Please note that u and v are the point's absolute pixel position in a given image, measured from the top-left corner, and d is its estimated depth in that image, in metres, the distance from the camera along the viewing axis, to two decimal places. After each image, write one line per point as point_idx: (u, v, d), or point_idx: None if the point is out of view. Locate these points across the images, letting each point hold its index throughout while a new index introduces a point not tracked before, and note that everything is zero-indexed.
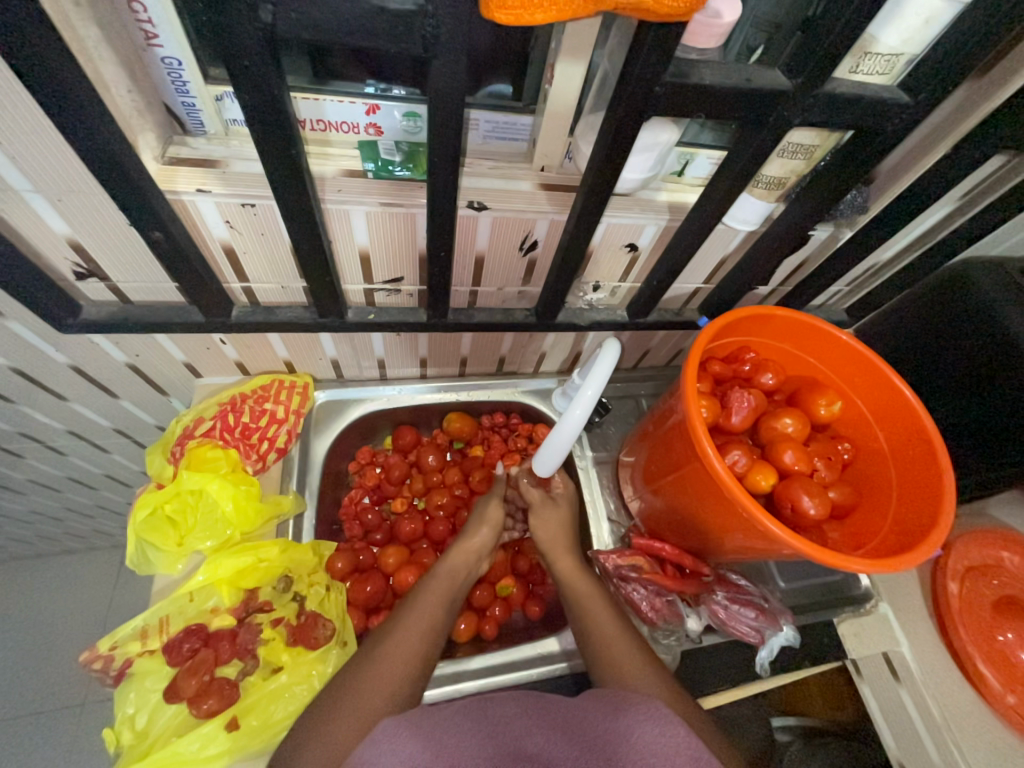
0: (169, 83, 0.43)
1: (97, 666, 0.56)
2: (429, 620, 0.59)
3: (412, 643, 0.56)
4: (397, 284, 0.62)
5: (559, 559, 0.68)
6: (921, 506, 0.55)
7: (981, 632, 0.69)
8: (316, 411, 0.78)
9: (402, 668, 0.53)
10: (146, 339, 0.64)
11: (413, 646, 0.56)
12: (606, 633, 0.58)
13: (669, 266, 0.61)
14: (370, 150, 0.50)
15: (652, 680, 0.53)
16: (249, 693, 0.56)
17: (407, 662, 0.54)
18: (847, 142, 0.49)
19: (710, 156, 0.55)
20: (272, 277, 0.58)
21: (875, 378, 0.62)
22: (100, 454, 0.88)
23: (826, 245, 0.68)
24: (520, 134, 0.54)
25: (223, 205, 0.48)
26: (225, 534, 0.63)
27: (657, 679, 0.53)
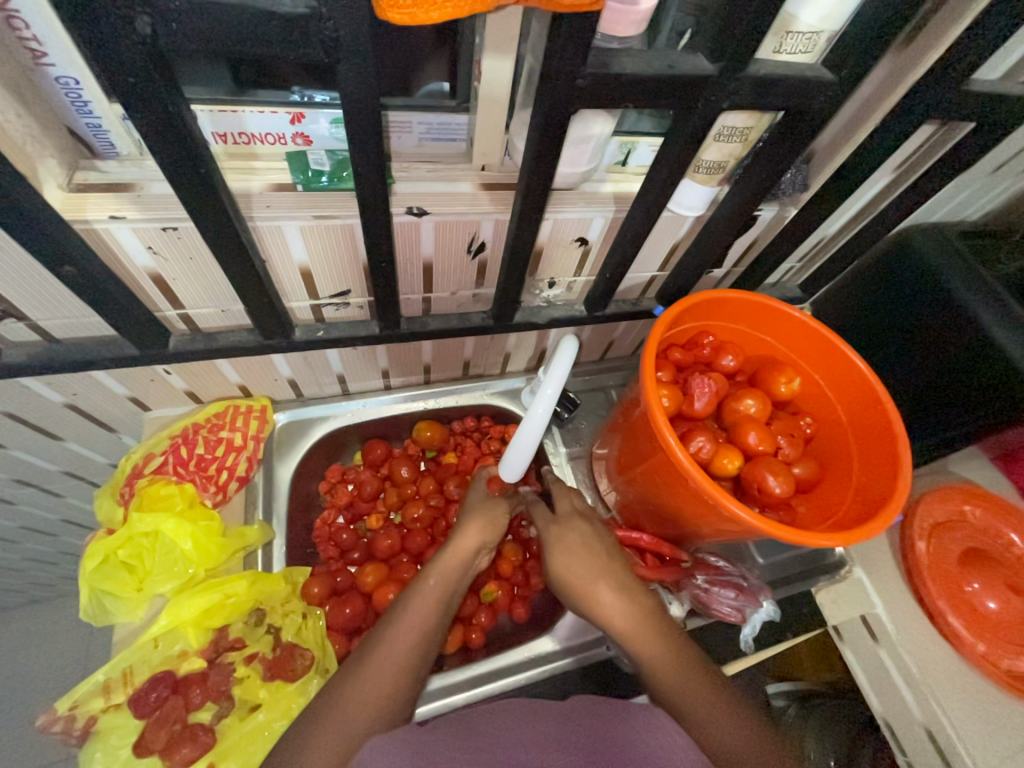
0: (69, 105, 0.40)
1: (58, 728, 0.52)
2: (417, 630, 0.52)
3: (401, 656, 0.50)
4: (345, 297, 0.60)
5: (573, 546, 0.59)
6: (881, 474, 0.57)
7: (950, 585, 0.71)
8: (277, 433, 0.75)
9: (387, 687, 0.47)
10: (82, 377, 0.60)
11: (399, 660, 0.49)
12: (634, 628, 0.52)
13: (621, 258, 0.61)
14: (298, 162, 0.47)
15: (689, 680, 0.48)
16: (226, 735, 0.54)
17: (394, 678, 0.48)
18: (779, 122, 0.49)
19: (651, 144, 0.55)
20: (210, 301, 0.55)
21: (830, 352, 0.63)
22: (52, 500, 0.84)
23: (774, 224, 0.69)
24: (457, 134, 0.53)
25: (142, 231, 0.45)
26: (187, 573, 0.60)
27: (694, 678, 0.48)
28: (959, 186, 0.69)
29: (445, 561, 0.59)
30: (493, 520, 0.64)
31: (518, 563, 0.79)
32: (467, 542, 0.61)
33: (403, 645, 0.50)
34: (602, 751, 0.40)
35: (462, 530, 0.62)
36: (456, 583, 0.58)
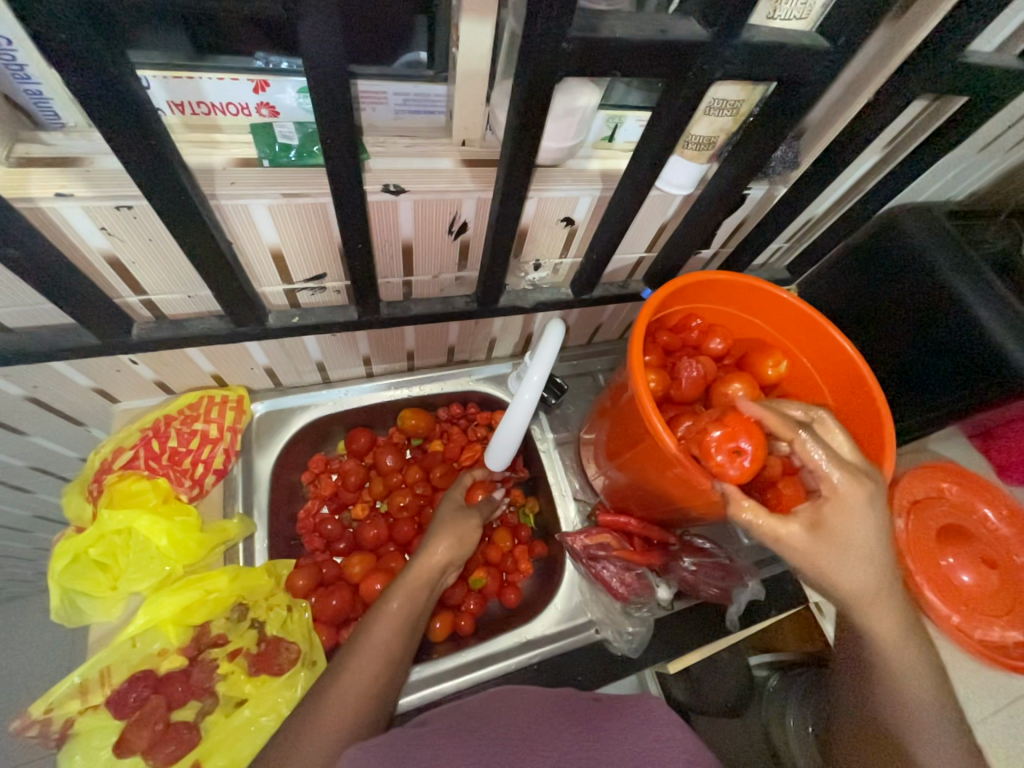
0: (4, 69, 0.36)
1: (34, 732, 0.51)
2: (381, 648, 0.54)
3: (367, 676, 0.52)
4: (321, 281, 0.57)
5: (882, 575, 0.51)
6: (868, 456, 0.57)
7: (928, 560, 0.72)
8: (256, 424, 0.73)
9: (353, 707, 0.49)
10: (42, 369, 0.57)
11: (365, 679, 0.51)
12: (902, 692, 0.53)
13: (609, 238, 0.59)
14: (263, 136, 0.44)
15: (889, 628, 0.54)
16: (211, 732, 0.53)
17: (358, 701, 0.50)
18: (772, 95, 0.47)
19: (639, 118, 0.52)
20: (175, 287, 0.52)
21: (818, 335, 0.63)
22: (20, 496, 0.80)
23: (763, 204, 0.67)
24: (436, 107, 0.50)
25: (94, 209, 0.41)
26: (164, 571, 0.58)
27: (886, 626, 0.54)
28: (948, 164, 0.68)
29: (410, 580, 0.60)
30: (463, 530, 0.66)
31: (507, 549, 0.78)
32: (434, 559, 0.62)
33: (369, 666, 0.52)
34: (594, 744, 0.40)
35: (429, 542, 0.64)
36: (421, 601, 0.59)
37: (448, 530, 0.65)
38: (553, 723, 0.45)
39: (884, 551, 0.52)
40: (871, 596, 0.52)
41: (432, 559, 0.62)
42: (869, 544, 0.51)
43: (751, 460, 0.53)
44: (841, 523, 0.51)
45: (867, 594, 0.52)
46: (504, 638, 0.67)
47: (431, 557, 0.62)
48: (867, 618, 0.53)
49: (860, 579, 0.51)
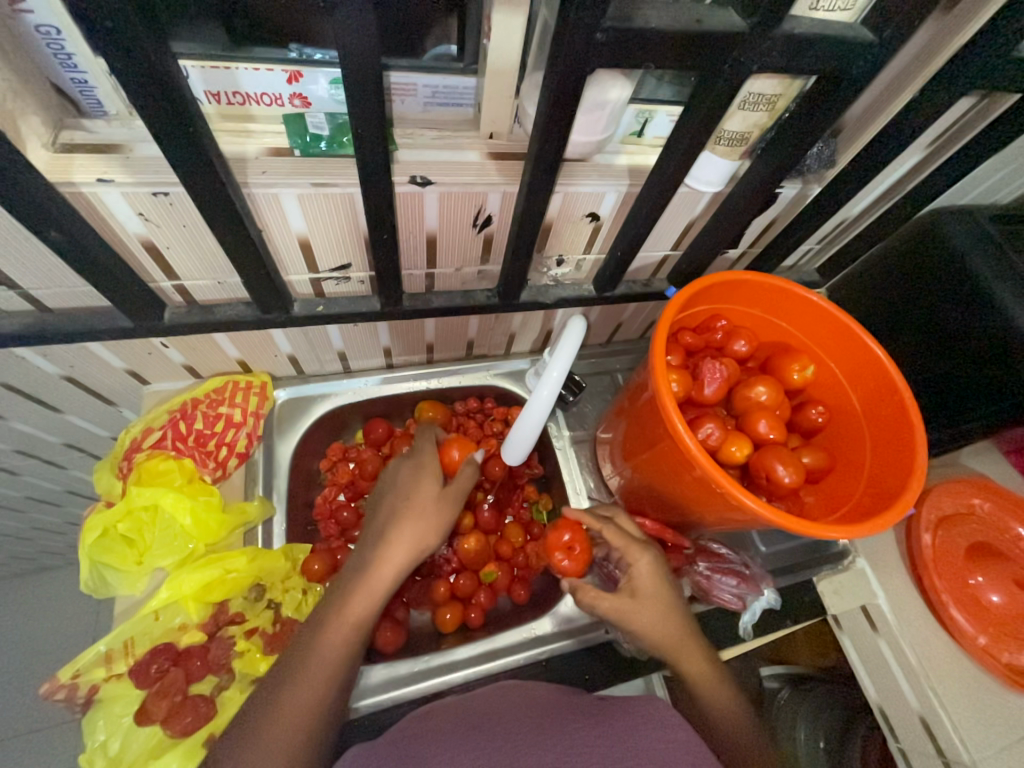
0: (52, 58, 0.37)
1: (62, 695, 0.53)
2: (327, 664, 0.49)
3: (319, 680, 0.48)
4: (345, 271, 0.58)
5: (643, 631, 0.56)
6: (895, 467, 0.55)
7: (954, 578, 0.70)
8: (278, 409, 0.74)
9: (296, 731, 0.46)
10: (77, 349, 0.59)
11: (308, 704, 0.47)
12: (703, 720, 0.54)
13: (634, 235, 0.58)
14: (297, 125, 0.45)
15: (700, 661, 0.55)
16: (226, 707, 0.55)
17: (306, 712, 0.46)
18: (811, 89, 0.46)
19: (669, 113, 0.51)
20: (205, 272, 0.53)
21: (848, 340, 0.61)
22: (55, 471, 0.84)
23: (795, 202, 0.65)
24: (464, 99, 0.49)
25: (132, 195, 0.43)
26: (187, 548, 0.60)
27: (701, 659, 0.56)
28: (995, 165, 0.65)
29: (363, 589, 0.52)
30: (422, 523, 0.57)
31: (519, 544, 0.78)
32: (388, 565, 0.54)
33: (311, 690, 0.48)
34: None
35: (384, 541, 0.55)
36: (371, 613, 0.52)
37: (409, 524, 0.56)
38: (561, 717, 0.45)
39: (680, 597, 0.57)
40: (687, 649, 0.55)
41: (388, 564, 0.54)
42: (665, 593, 0.57)
43: (579, 553, 0.66)
44: (642, 579, 0.57)
45: (675, 640, 0.55)
46: (507, 633, 0.67)
47: (383, 561, 0.54)
48: (681, 662, 0.55)
49: (675, 631, 0.55)
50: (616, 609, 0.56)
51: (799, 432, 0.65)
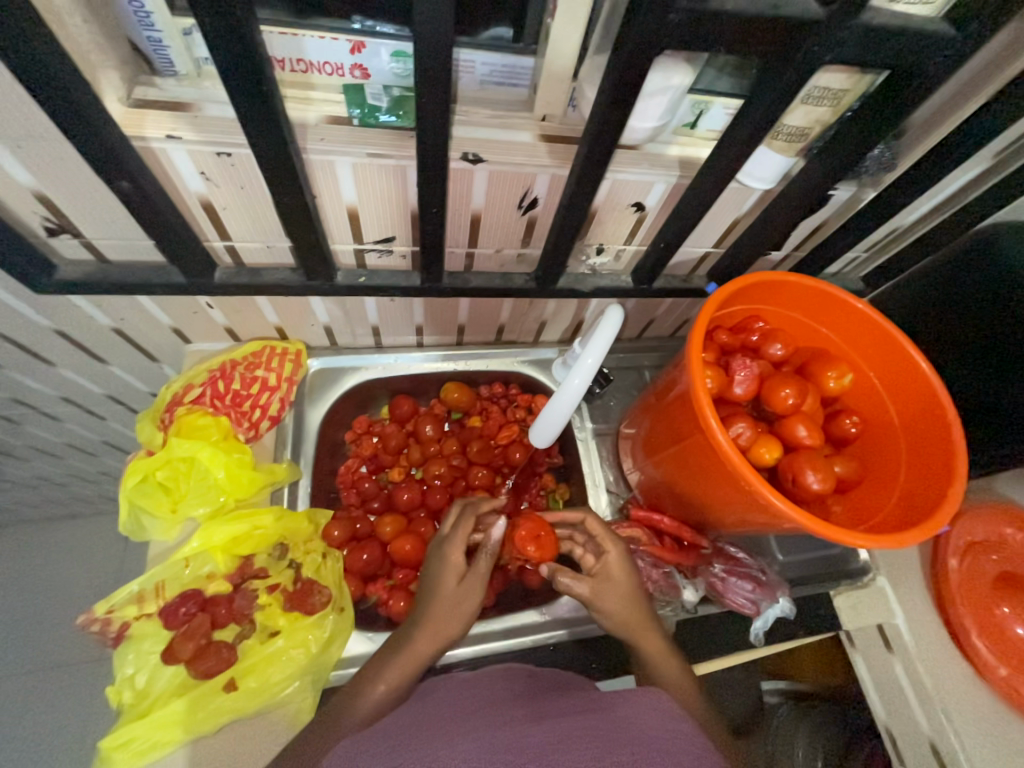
0: (132, 17, 0.38)
1: (96, 628, 0.56)
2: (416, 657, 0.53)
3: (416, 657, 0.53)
4: (389, 244, 0.59)
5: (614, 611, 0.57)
6: (932, 484, 0.54)
7: (979, 606, 0.68)
8: (310, 378, 0.76)
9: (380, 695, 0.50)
10: (128, 301, 0.61)
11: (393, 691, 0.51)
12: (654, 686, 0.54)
13: (679, 228, 0.58)
14: (356, 96, 0.46)
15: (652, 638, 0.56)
16: (247, 655, 0.57)
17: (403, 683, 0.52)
18: (881, 85, 0.44)
19: (726, 105, 0.50)
20: (256, 235, 0.55)
21: (891, 349, 0.59)
22: (95, 421, 0.88)
23: (847, 206, 0.63)
24: (519, 79, 0.49)
25: (196, 154, 0.44)
26: (218, 501, 0.63)
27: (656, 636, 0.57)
28: None
29: (427, 635, 0.54)
30: (468, 600, 0.56)
31: None
32: (449, 618, 0.55)
33: (406, 653, 0.53)
34: (614, 735, 0.38)
35: (437, 606, 0.55)
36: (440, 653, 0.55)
37: (449, 605, 0.55)
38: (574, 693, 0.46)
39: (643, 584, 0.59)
40: (639, 628, 0.57)
41: (445, 617, 0.55)
42: (628, 580, 0.58)
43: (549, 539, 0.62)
44: (611, 565, 0.59)
45: (635, 621, 0.57)
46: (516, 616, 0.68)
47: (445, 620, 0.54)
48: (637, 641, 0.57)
49: (630, 610, 0.57)
50: (587, 589, 0.57)
51: (830, 441, 0.64)
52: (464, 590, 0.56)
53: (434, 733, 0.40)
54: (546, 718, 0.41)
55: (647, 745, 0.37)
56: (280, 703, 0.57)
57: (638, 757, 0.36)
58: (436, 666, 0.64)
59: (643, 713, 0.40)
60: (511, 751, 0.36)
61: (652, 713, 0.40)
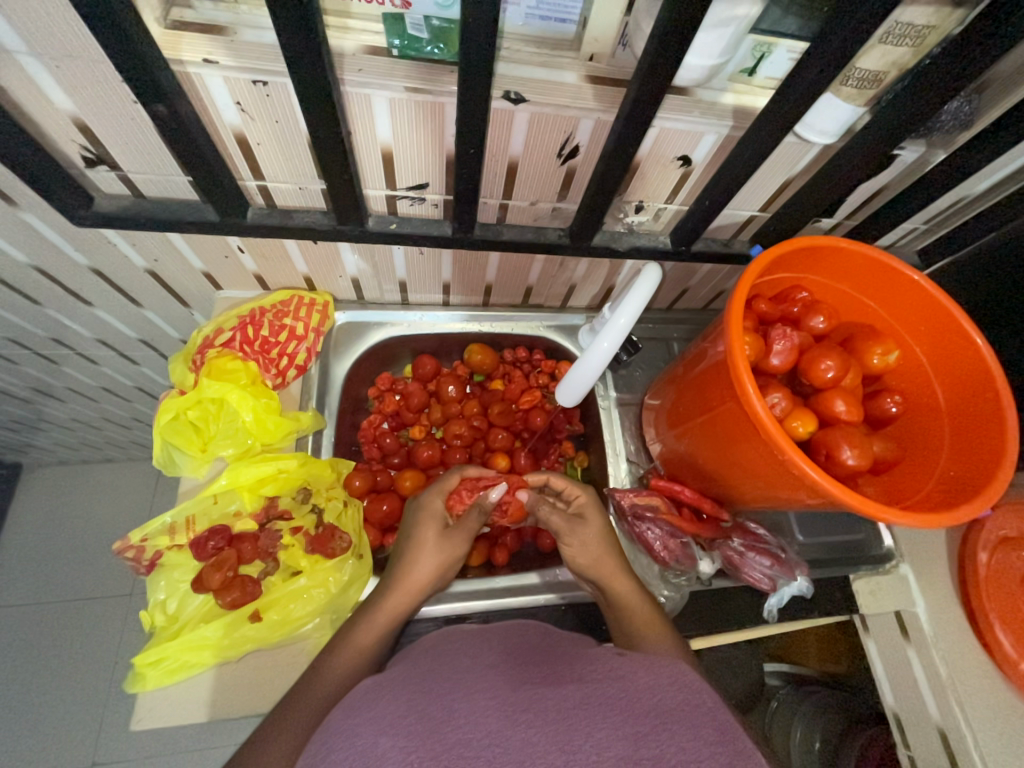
0: None
1: (130, 555, 0.59)
2: (361, 645, 0.53)
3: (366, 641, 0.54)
4: (422, 191, 0.58)
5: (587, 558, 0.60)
6: (977, 468, 0.51)
7: (1004, 602, 0.66)
8: (336, 331, 0.76)
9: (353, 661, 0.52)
10: (161, 240, 0.61)
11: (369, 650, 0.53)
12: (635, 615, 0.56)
13: (726, 184, 0.54)
14: (395, 26, 0.43)
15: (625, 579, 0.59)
16: (271, 591, 0.59)
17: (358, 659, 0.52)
18: (973, 21, 0.40)
19: (790, 49, 0.46)
20: (288, 175, 0.54)
21: (946, 326, 0.55)
22: (129, 366, 0.91)
23: (913, 169, 0.58)
24: (569, 14, 0.44)
25: (232, 81, 0.43)
26: (246, 443, 0.65)
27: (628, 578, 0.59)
28: None
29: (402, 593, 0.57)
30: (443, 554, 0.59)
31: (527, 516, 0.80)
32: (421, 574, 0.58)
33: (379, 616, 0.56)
34: (629, 702, 0.38)
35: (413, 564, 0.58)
36: (410, 609, 0.57)
37: (426, 560, 0.58)
38: (592, 653, 0.47)
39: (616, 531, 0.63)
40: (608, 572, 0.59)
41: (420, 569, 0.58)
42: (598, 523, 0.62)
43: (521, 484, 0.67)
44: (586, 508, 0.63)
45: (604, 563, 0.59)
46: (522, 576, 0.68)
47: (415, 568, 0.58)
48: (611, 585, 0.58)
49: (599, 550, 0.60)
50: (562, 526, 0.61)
51: (867, 420, 0.61)
52: (444, 539, 0.60)
53: (454, 683, 0.41)
54: (566, 680, 0.41)
55: (668, 716, 0.37)
56: (300, 638, 0.59)
57: (659, 729, 0.36)
58: (449, 618, 0.65)
59: (663, 683, 0.40)
60: (530, 709, 0.37)
61: (671, 683, 0.40)
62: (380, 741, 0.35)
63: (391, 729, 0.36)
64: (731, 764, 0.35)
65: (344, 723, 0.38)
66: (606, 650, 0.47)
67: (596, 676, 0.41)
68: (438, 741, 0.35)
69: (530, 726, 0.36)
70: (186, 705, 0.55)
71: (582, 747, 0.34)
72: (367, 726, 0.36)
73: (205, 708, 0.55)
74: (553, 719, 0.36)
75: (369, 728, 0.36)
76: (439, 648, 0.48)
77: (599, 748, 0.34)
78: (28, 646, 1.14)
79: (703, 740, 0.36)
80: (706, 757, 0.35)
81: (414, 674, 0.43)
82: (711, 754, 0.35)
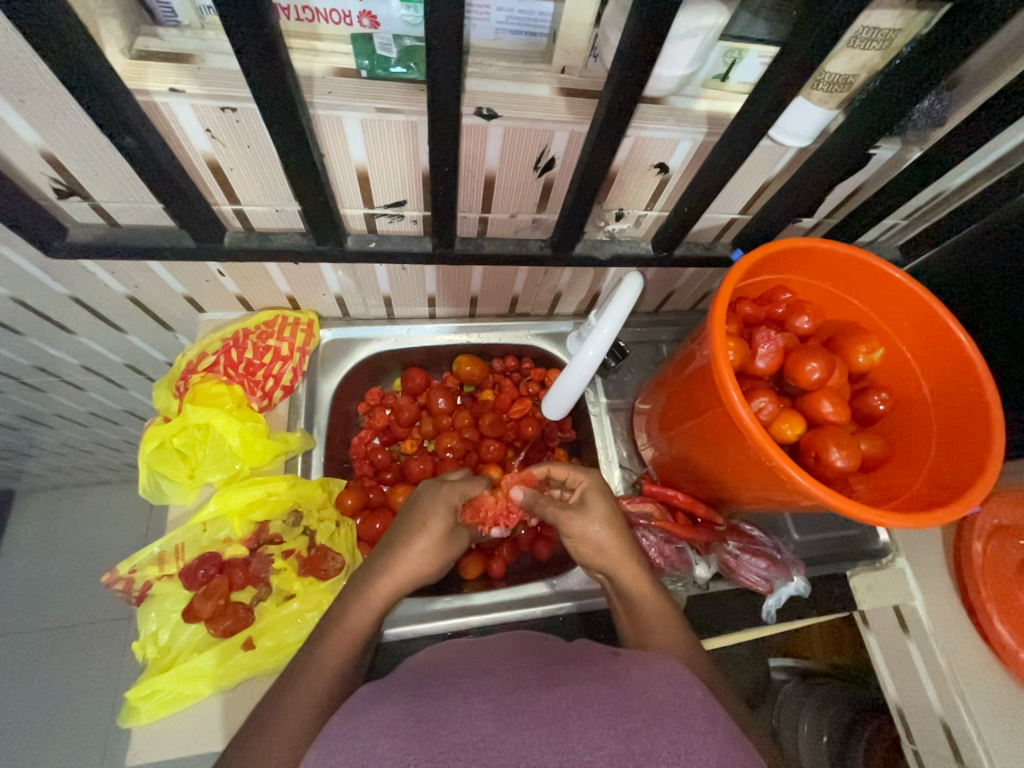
0: None
1: (120, 587, 0.59)
2: (356, 629, 0.51)
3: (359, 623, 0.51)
4: (400, 208, 0.57)
5: (594, 544, 0.58)
6: (969, 463, 0.51)
7: (999, 589, 0.65)
8: (323, 348, 0.76)
9: (346, 644, 0.50)
10: (140, 268, 0.61)
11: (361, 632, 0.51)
12: (642, 600, 0.55)
13: (703, 189, 0.54)
14: (364, 46, 0.42)
15: (627, 567, 0.57)
16: (264, 616, 0.59)
17: (352, 641, 0.50)
18: (939, 23, 0.40)
19: (761, 54, 0.46)
20: (264, 198, 0.54)
21: (925, 320, 0.56)
22: (116, 391, 0.90)
23: (889, 167, 0.59)
24: (537, 27, 0.45)
25: (201, 109, 0.43)
26: (234, 467, 0.64)
27: (631, 566, 0.57)
28: None
29: (389, 578, 0.54)
30: (435, 545, 0.56)
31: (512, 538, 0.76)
32: (417, 557, 0.55)
33: (370, 597, 0.53)
34: (626, 701, 0.37)
35: (406, 550, 0.55)
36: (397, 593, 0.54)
37: (422, 548, 0.55)
38: (588, 653, 0.46)
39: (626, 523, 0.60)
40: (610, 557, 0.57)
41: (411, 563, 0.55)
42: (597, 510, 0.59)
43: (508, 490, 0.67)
44: (591, 500, 0.60)
45: (610, 553, 0.57)
46: (515, 588, 0.67)
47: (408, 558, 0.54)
48: (614, 572, 0.57)
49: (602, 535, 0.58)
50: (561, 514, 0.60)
51: (856, 419, 0.62)
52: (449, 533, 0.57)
53: (447, 692, 0.40)
54: (558, 681, 0.40)
55: (659, 710, 0.36)
56: None
57: (650, 723, 0.35)
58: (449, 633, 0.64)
59: (652, 678, 0.39)
60: (524, 713, 0.36)
61: (662, 678, 0.40)
62: (378, 743, 0.34)
63: (389, 732, 0.35)
64: (723, 755, 0.35)
65: (342, 727, 0.37)
66: (600, 649, 0.46)
67: (588, 676, 0.40)
68: (436, 741, 0.34)
69: (525, 730, 0.34)
70: (180, 737, 0.54)
71: (576, 748, 0.34)
72: (363, 731, 0.36)
73: (200, 738, 0.54)
74: (547, 721, 0.35)
75: (365, 733, 0.35)
76: (433, 658, 0.47)
77: (591, 748, 0.34)
78: (27, 678, 1.12)
79: (695, 732, 0.36)
80: (696, 749, 0.34)
81: (406, 683, 0.43)
82: (703, 747, 0.35)
